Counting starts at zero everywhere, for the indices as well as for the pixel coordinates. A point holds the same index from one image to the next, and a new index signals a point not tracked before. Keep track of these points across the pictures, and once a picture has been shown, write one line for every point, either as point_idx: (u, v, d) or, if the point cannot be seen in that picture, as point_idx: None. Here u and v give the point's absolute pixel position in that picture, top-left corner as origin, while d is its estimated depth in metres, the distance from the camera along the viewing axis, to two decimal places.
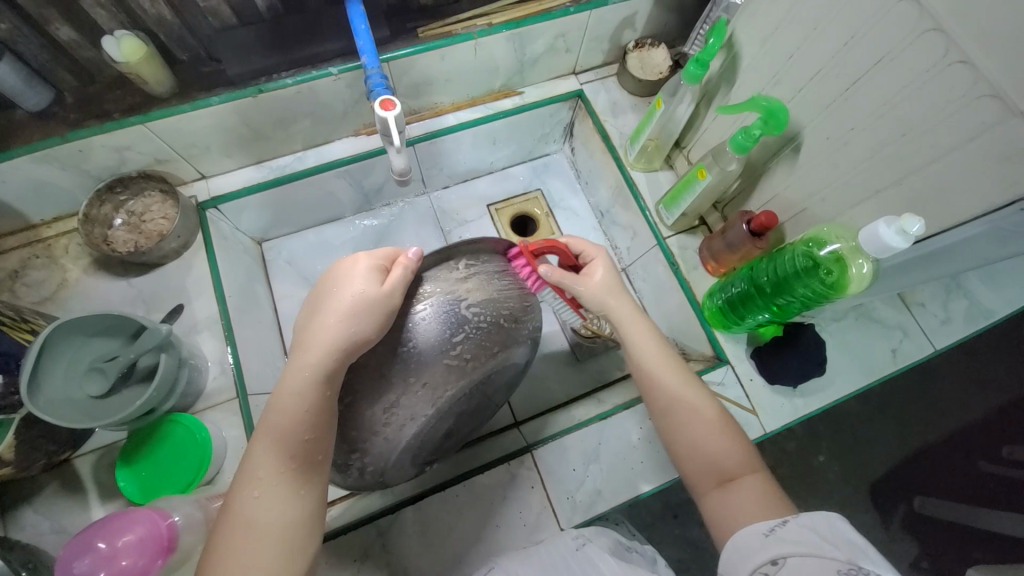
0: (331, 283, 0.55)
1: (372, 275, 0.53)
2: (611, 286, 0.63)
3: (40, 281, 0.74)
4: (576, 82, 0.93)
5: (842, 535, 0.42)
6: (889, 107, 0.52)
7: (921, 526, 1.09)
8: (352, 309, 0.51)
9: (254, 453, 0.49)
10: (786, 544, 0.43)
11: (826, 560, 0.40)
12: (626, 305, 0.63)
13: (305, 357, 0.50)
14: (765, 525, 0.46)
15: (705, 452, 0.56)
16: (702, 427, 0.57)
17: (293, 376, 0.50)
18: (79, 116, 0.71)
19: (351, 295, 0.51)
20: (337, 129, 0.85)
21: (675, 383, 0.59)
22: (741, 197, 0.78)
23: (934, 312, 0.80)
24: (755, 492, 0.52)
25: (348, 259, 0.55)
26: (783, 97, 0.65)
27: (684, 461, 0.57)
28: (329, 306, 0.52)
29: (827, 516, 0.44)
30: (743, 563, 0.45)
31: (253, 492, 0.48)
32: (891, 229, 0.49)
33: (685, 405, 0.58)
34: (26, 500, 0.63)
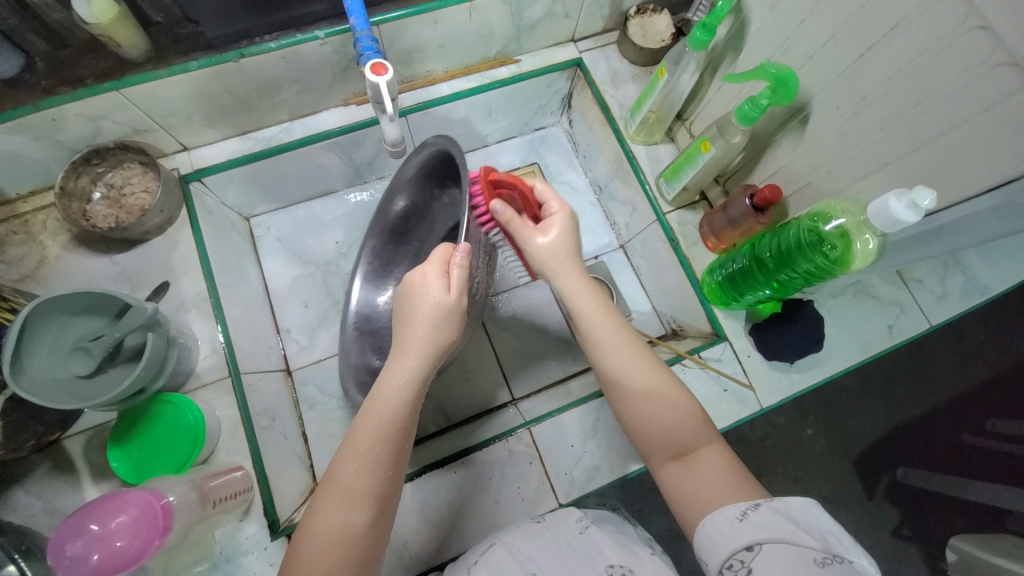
0: (406, 292, 0.55)
1: (443, 279, 0.54)
2: (566, 251, 0.58)
3: (18, 258, 0.71)
4: (575, 50, 0.89)
5: (815, 522, 0.43)
6: (902, 76, 0.50)
7: (904, 495, 1.13)
8: (442, 307, 0.53)
9: (352, 438, 0.49)
10: (758, 530, 0.43)
11: (801, 548, 0.41)
12: (574, 275, 0.58)
13: (407, 355, 0.52)
14: (738, 507, 0.46)
15: (663, 424, 0.52)
16: (660, 397, 0.53)
17: (395, 371, 0.52)
18: (49, 84, 0.66)
19: (440, 301, 0.53)
20: (325, 99, 0.81)
21: (628, 356, 0.55)
22: (744, 170, 0.76)
23: (931, 288, 0.80)
24: (717, 471, 0.50)
25: (414, 271, 0.55)
26: (792, 65, 0.63)
27: (639, 435, 0.54)
28: (416, 309, 0.53)
29: (799, 502, 0.44)
30: (716, 549, 0.45)
31: (351, 465, 0.48)
32: (902, 203, 0.48)
33: (638, 381, 0.54)
34: (15, 481, 0.62)
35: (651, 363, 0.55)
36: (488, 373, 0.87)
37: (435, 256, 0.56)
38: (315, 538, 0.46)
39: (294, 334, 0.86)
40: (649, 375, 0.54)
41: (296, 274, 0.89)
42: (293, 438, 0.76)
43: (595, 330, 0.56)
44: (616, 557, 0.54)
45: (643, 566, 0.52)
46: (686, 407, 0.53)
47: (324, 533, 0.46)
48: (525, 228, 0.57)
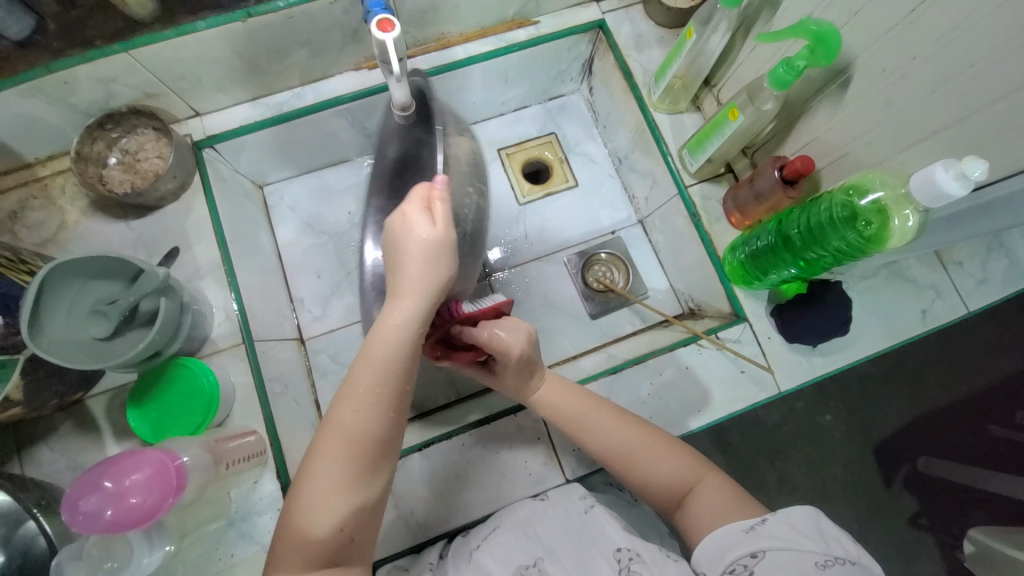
0: (392, 231, 0.53)
1: (426, 217, 0.52)
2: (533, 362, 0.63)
3: (39, 223, 0.72)
4: (597, 10, 0.84)
5: (820, 531, 0.47)
6: (958, 33, 0.45)
7: (924, 485, 1.10)
8: (431, 246, 0.51)
9: (353, 375, 0.49)
10: (766, 537, 0.47)
11: (807, 554, 0.45)
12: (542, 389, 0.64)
13: (401, 297, 0.50)
14: (745, 522, 0.50)
15: (658, 480, 0.57)
16: (649, 452, 0.58)
17: (389, 313, 0.50)
18: (61, 46, 0.66)
19: (429, 238, 0.51)
20: (336, 63, 0.78)
21: (606, 425, 0.60)
22: (774, 141, 0.72)
23: (971, 272, 0.75)
24: (719, 497, 0.54)
25: (396, 211, 0.52)
26: (835, 23, 0.57)
27: (645, 492, 0.59)
28: (406, 249, 0.51)
29: (799, 510, 0.49)
30: (723, 554, 0.48)
31: (351, 407, 0.48)
32: (949, 174, 0.44)
33: (616, 450, 0.59)
34: (44, 436, 0.65)
35: (636, 430, 0.60)
36: None
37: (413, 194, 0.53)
38: (319, 480, 0.47)
39: (307, 304, 0.86)
40: (635, 440, 0.59)
41: (309, 244, 0.89)
42: (305, 405, 0.77)
43: (575, 424, 0.61)
44: (623, 541, 0.56)
45: (651, 553, 0.54)
46: (676, 453, 0.58)
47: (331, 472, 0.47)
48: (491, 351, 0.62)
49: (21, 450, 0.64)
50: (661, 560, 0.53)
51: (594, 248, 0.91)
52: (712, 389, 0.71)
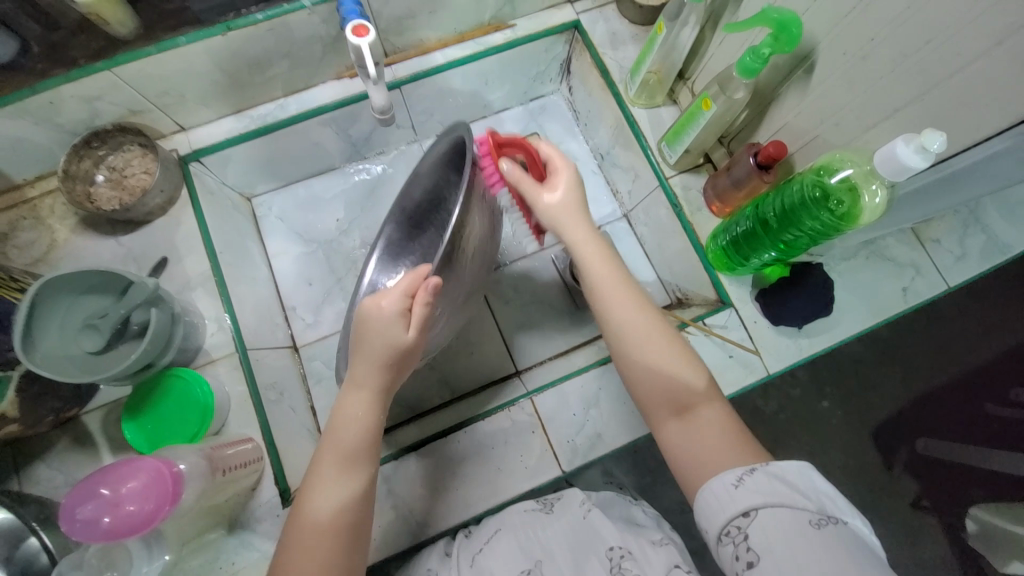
0: (361, 326, 0.50)
1: (399, 317, 0.49)
2: (569, 206, 0.56)
3: (30, 243, 0.73)
4: (572, 11, 0.86)
5: (812, 487, 0.43)
6: (912, 11, 0.47)
7: (923, 466, 1.10)
8: (396, 346, 0.50)
9: (321, 466, 0.50)
10: (755, 495, 0.43)
11: (799, 511, 0.41)
12: (574, 220, 0.56)
13: (360, 389, 0.52)
14: (734, 473, 0.45)
15: (664, 378, 0.52)
16: (662, 352, 0.53)
17: (350, 406, 0.52)
18: (44, 66, 0.66)
19: (401, 344, 0.49)
20: (317, 73, 0.80)
21: (630, 308, 0.54)
22: (748, 129, 0.73)
23: (949, 248, 0.77)
24: (719, 425, 0.50)
25: (368, 302, 0.50)
26: (798, 11, 0.59)
27: (642, 382, 0.53)
28: (371, 346, 0.50)
29: (795, 467, 0.44)
30: (714, 517, 0.45)
31: (325, 494, 0.49)
32: (910, 148, 0.46)
33: (629, 334, 0.54)
34: (41, 454, 0.65)
35: (657, 327, 0.54)
36: (491, 347, 0.87)
37: (399, 283, 0.50)
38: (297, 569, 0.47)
39: (299, 312, 0.87)
40: (653, 334, 0.54)
41: (299, 253, 0.90)
42: (302, 412, 0.78)
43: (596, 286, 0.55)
44: (616, 539, 0.55)
45: (643, 548, 0.54)
46: (692, 363, 0.53)
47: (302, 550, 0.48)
48: (531, 185, 0.55)
49: (16, 470, 0.64)
50: (651, 552, 0.54)
51: None
52: None
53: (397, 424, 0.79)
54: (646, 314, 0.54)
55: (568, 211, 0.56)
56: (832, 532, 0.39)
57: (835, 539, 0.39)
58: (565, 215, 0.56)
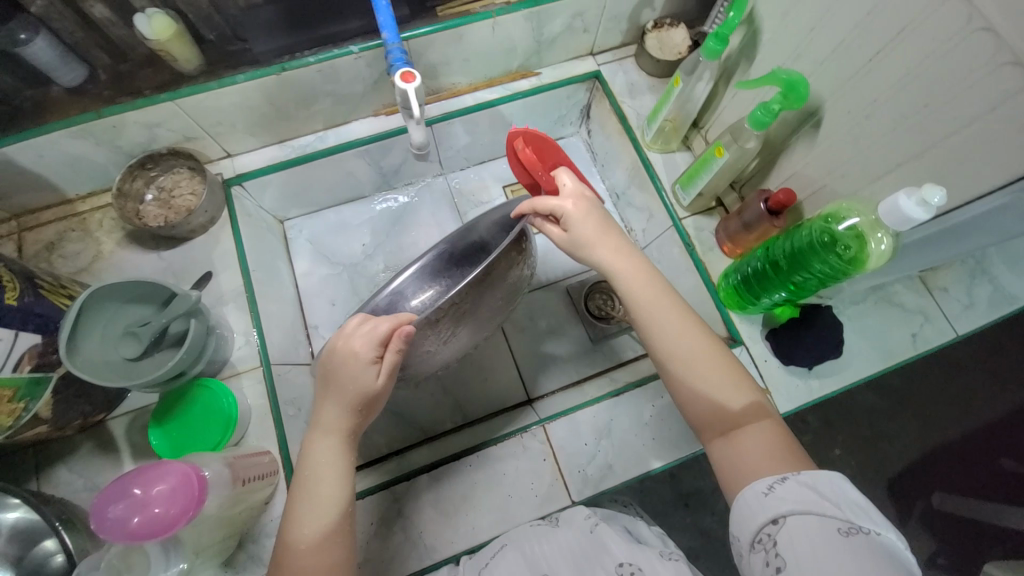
0: (330, 372, 0.53)
1: (370, 364, 0.52)
2: (587, 241, 0.58)
3: (76, 253, 0.78)
4: (593, 63, 0.93)
5: (844, 496, 0.43)
6: (910, 78, 0.51)
7: (939, 520, 1.08)
8: (365, 392, 0.53)
9: (296, 509, 0.52)
10: (785, 502, 0.44)
11: (828, 519, 0.42)
12: (605, 245, 0.58)
13: (330, 434, 0.54)
14: (765, 482, 0.47)
15: (712, 405, 0.53)
16: (712, 377, 0.53)
17: (319, 450, 0.53)
18: (112, 94, 0.72)
19: (369, 387, 0.53)
20: (356, 110, 0.86)
21: (676, 324, 0.55)
22: (759, 176, 0.78)
23: (957, 297, 0.79)
24: (767, 442, 0.50)
25: (338, 350, 0.53)
26: (804, 72, 0.64)
27: (690, 406, 0.54)
28: (342, 391, 0.53)
29: (828, 475, 0.45)
30: (747, 524, 0.46)
31: (303, 532, 0.51)
32: (912, 201, 0.49)
33: (676, 358, 0.55)
34: (65, 456, 0.67)
35: (703, 345, 0.55)
36: (504, 373, 0.89)
37: (379, 330, 0.53)
38: None
39: (320, 331, 0.90)
40: (701, 353, 0.54)
41: (325, 274, 0.94)
42: None
43: (646, 311, 0.56)
44: (625, 555, 0.55)
45: (649, 559, 0.54)
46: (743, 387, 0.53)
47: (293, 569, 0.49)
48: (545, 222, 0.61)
49: (39, 471, 0.66)
50: (658, 564, 0.53)
51: (594, 277, 0.95)
52: None
53: (409, 446, 0.80)
54: (690, 335, 0.55)
55: (600, 232, 0.59)
56: (861, 542, 0.40)
57: (865, 548, 0.39)
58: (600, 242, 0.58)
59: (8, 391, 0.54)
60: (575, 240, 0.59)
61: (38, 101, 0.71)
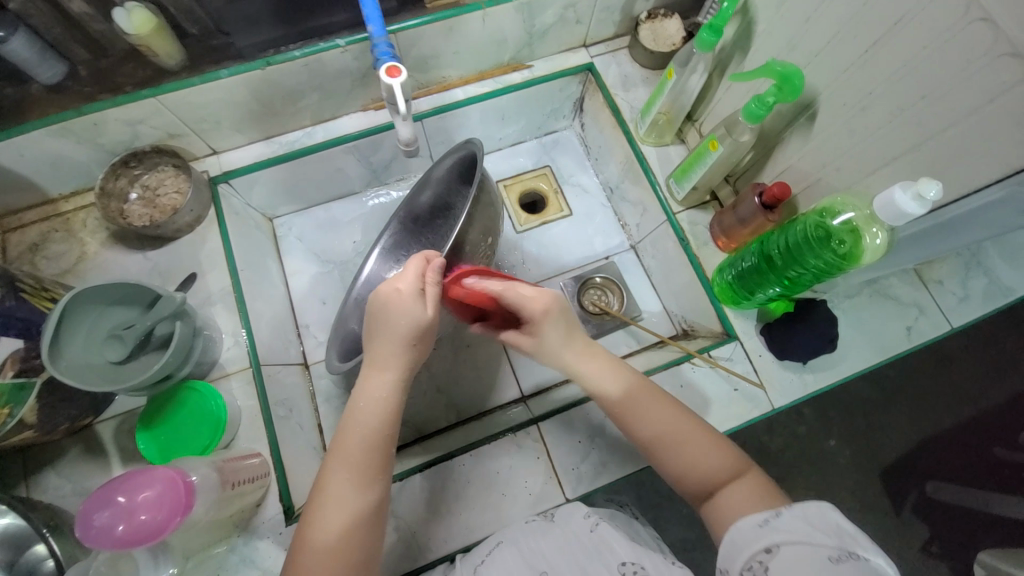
0: (379, 311, 0.54)
1: (417, 298, 0.53)
2: (561, 339, 0.59)
3: (60, 254, 0.76)
4: (586, 55, 0.92)
5: (834, 524, 0.43)
6: (907, 70, 0.50)
7: (933, 510, 1.09)
8: (415, 332, 0.53)
9: (336, 452, 0.51)
10: (778, 533, 0.44)
11: (818, 547, 0.41)
12: (572, 348, 0.59)
13: (384, 373, 0.54)
14: (761, 515, 0.46)
15: (699, 472, 0.53)
16: (690, 445, 0.54)
17: (374, 390, 0.53)
18: (92, 90, 0.70)
19: (420, 320, 0.53)
20: (344, 105, 0.85)
21: (651, 410, 0.56)
22: (753, 170, 0.77)
23: (952, 290, 0.78)
24: (751, 492, 0.50)
25: (386, 285, 0.54)
26: (798, 64, 0.63)
27: (679, 482, 0.54)
28: (392, 326, 0.53)
29: (819, 506, 0.44)
30: (738, 553, 0.45)
31: (344, 478, 0.50)
32: (908, 195, 0.48)
33: (664, 437, 0.55)
34: (52, 461, 0.66)
35: (677, 420, 0.55)
36: (498, 370, 0.88)
37: (412, 265, 0.55)
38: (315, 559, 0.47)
39: (312, 330, 0.89)
40: (680, 424, 0.55)
41: (316, 272, 0.93)
42: (309, 429, 0.79)
43: (625, 409, 0.56)
44: (629, 555, 0.55)
45: (654, 562, 0.54)
46: (721, 446, 0.54)
47: (325, 525, 0.48)
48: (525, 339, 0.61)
49: (24, 477, 0.65)
50: (663, 567, 0.54)
51: (588, 273, 0.94)
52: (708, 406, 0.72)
53: (406, 445, 0.80)
54: (668, 415, 0.55)
55: (570, 333, 0.59)
56: (852, 568, 0.39)
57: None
58: (569, 346, 0.59)
59: None
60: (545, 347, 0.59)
61: (15, 99, 0.69)
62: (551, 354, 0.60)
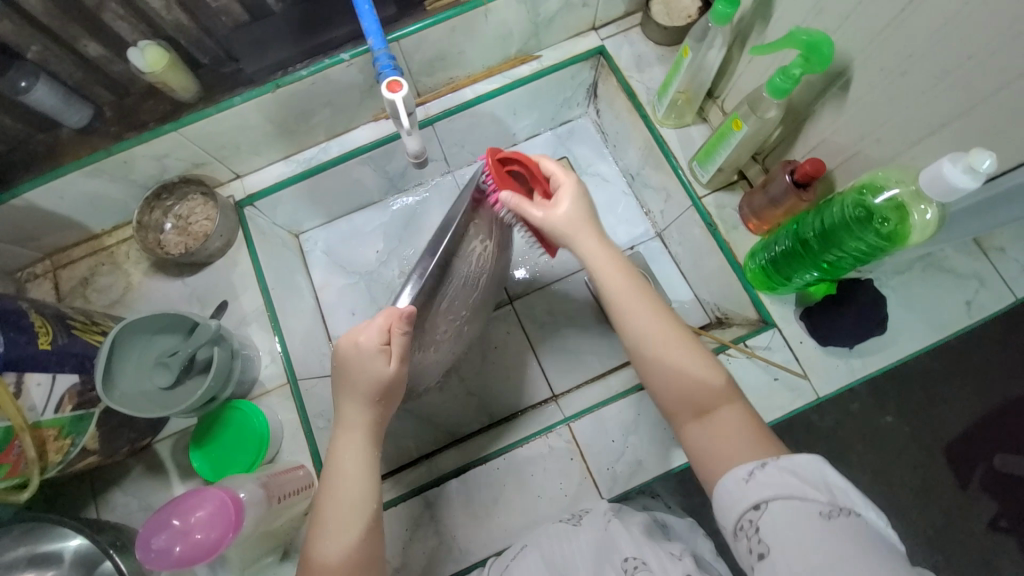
0: (343, 366, 0.57)
1: (380, 354, 0.56)
2: (575, 219, 0.58)
3: (108, 286, 0.81)
4: (596, 38, 0.88)
5: (821, 477, 0.42)
6: (951, 27, 0.45)
7: (1004, 486, 1.01)
8: (381, 387, 0.56)
9: (320, 511, 0.53)
10: (765, 489, 0.43)
11: (808, 503, 0.41)
12: (586, 239, 0.58)
13: (354, 432, 0.57)
14: (745, 468, 0.45)
15: (684, 383, 0.52)
16: (683, 350, 0.53)
17: (346, 447, 0.56)
18: (119, 129, 0.74)
19: (382, 373, 0.56)
20: (355, 117, 0.85)
21: (640, 309, 0.54)
22: (783, 147, 0.72)
23: (1016, 258, 0.71)
24: (741, 423, 0.49)
25: (348, 341, 0.57)
26: (826, 29, 0.58)
27: (663, 390, 0.53)
28: (356, 384, 0.57)
29: (805, 457, 0.44)
30: (727, 512, 0.45)
31: (328, 538, 0.52)
32: (959, 168, 0.44)
33: (643, 347, 0.54)
34: (119, 480, 0.71)
35: (677, 330, 0.54)
36: (527, 371, 0.88)
37: (376, 322, 0.58)
38: None
39: None
40: (672, 334, 0.53)
41: (343, 284, 0.95)
42: None
43: (617, 297, 0.55)
44: (631, 550, 0.55)
45: (660, 558, 0.53)
46: (710, 362, 0.53)
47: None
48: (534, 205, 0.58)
49: (97, 495, 0.70)
50: (668, 564, 0.52)
51: None
52: (746, 399, 0.69)
53: (439, 449, 0.80)
54: (664, 320, 0.54)
55: (577, 226, 0.58)
56: (842, 525, 0.39)
57: (847, 533, 0.39)
58: (575, 236, 0.58)
59: (53, 430, 0.58)
60: (557, 228, 0.58)
61: (51, 144, 0.73)
62: (564, 231, 0.58)
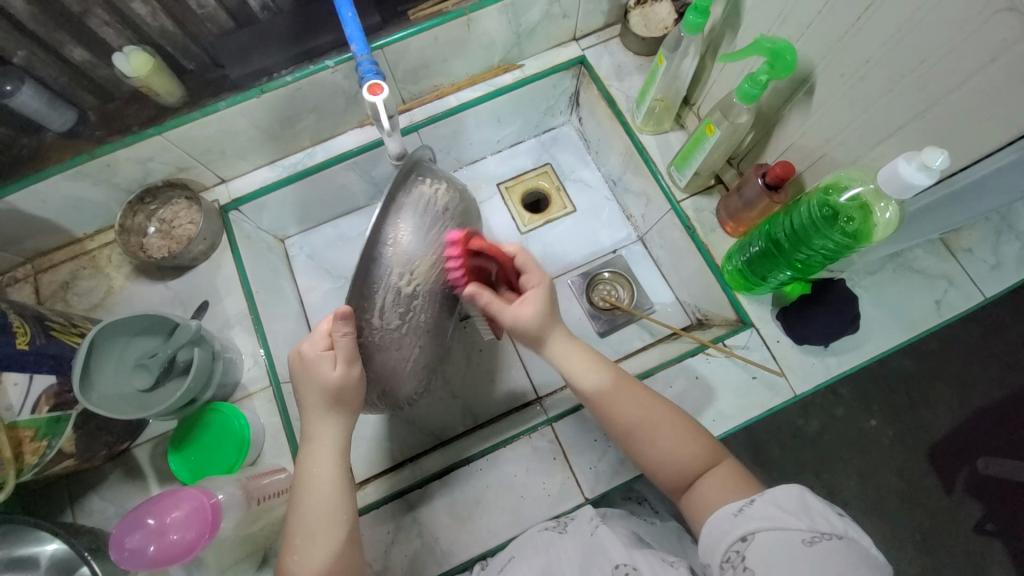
0: (297, 376, 0.58)
1: (325, 359, 0.56)
2: (547, 315, 0.61)
3: (89, 290, 0.81)
4: (577, 48, 0.90)
5: (808, 505, 0.43)
6: (903, 34, 0.48)
7: (986, 488, 1.03)
8: (332, 397, 0.56)
9: (292, 523, 0.54)
10: (753, 520, 0.44)
11: (792, 531, 0.41)
12: (559, 340, 0.62)
13: (316, 444, 0.57)
14: (734, 505, 0.47)
15: (670, 466, 0.56)
16: (663, 429, 0.57)
17: (313, 457, 0.56)
18: (104, 134, 0.74)
19: (329, 378, 0.55)
20: (341, 123, 0.87)
21: (617, 398, 0.59)
22: (756, 150, 0.74)
23: (983, 258, 0.74)
24: (728, 480, 0.52)
25: (300, 352, 0.57)
26: (790, 38, 0.61)
27: (659, 471, 0.56)
28: (312, 393, 0.57)
29: (791, 488, 0.45)
30: (716, 543, 0.46)
31: (299, 554, 0.52)
32: (912, 166, 0.46)
33: (632, 426, 0.58)
34: (95, 486, 0.70)
35: (656, 407, 0.58)
36: (511, 373, 0.88)
37: (320, 329, 0.57)
38: None
39: None
40: (655, 412, 0.58)
41: (329, 289, 0.95)
42: None
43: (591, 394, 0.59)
44: (621, 557, 0.55)
45: (649, 564, 0.53)
46: (692, 433, 0.56)
47: None
48: (504, 306, 0.60)
49: (72, 502, 0.69)
50: (659, 569, 0.52)
51: (596, 268, 0.93)
52: (725, 397, 0.70)
53: (424, 453, 0.79)
54: (633, 395, 0.58)
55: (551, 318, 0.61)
56: (825, 549, 0.40)
57: (829, 557, 0.39)
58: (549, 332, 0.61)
59: (30, 430, 0.58)
60: (527, 325, 0.60)
61: (34, 148, 0.73)
62: (540, 330, 0.61)
